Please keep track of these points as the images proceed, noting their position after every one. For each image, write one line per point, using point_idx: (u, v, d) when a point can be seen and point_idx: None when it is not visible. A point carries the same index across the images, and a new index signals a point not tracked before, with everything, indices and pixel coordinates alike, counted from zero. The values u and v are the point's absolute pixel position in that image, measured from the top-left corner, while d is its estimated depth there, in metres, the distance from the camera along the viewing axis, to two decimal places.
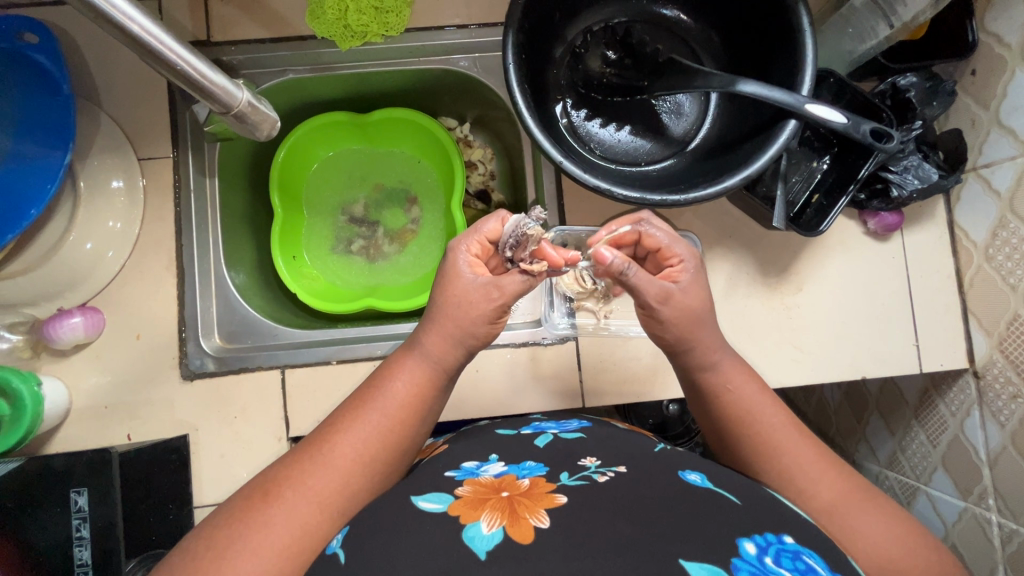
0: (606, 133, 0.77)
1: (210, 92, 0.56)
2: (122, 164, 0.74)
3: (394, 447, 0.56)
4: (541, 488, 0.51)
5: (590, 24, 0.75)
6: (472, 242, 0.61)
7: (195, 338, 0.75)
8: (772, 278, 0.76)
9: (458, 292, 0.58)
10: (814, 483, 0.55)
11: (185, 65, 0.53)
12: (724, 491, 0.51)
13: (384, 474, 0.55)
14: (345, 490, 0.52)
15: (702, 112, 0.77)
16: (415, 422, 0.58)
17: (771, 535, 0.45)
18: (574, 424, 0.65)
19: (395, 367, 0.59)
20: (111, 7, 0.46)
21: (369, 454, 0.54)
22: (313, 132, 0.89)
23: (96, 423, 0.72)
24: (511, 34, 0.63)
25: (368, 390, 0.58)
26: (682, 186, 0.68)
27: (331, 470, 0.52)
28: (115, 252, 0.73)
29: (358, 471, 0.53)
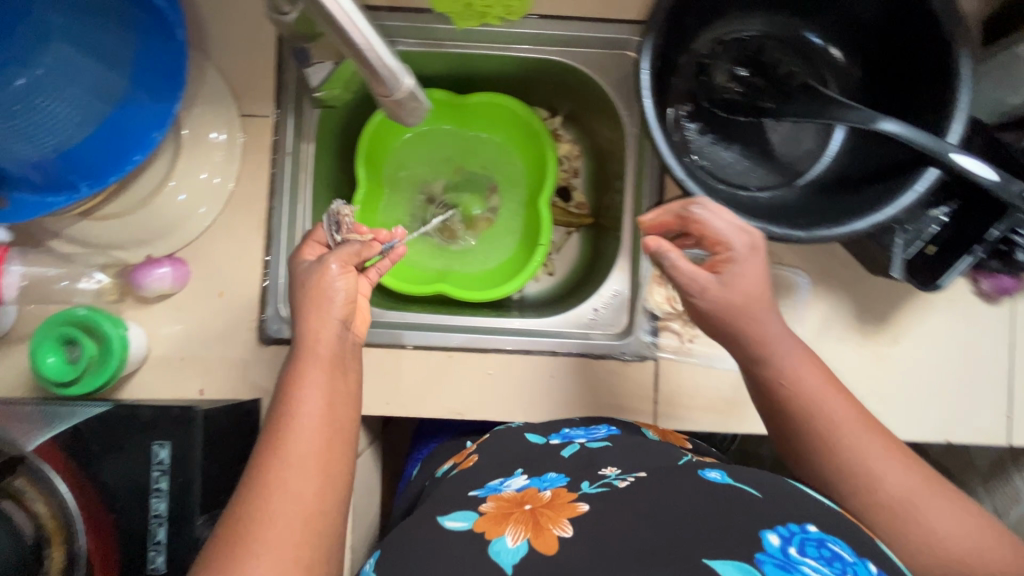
0: (718, 152, 0.74)
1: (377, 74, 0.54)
2: (224, 118, 0.73)
3: (328, 445, 0.55)
4: (562, 498, 0.51)
5: (721, 34, 0.71)
6: (307, 247, 0.67)
7: (271, 302, 0.73)
8: (869, 326, 0.73)
9: (303, 284, 0.63)
10: (862, 459, 0.55)
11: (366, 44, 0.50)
12: (744, 485, 0.48)
13: (329, 470, 0.54)
14: (300, 501, 0.52)
15: (822, 143, 0.73)
16: (332, 408, 0.57)
17: (794, 524, 0.44)
18: (602, 432, 0.65)
19: (295, 379, 0.57)
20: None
21: (309, 462, 0.53)
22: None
23: (172, 373, 0.72)
24: (650, 39, 0.60)
25: (280, 408, 0.56)
26: (797, 221, 0.64)
27: (282, 490, 0.51)
28: (207, 208, 0.72)
29: (311, 482, 0.53)
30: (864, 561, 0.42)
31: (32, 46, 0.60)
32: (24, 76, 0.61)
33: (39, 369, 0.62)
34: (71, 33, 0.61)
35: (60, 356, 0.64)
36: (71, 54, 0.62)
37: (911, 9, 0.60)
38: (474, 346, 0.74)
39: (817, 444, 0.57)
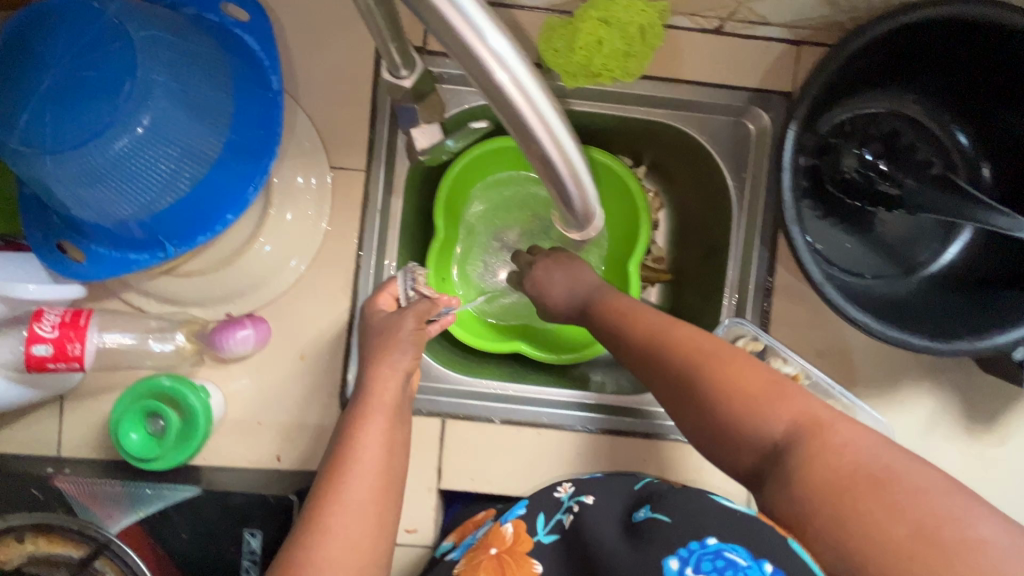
0: (833, 235, 0.70)
1: (563, 189, 0.44)
2: (314, 170, 0.69)
3: (385, 493, 0.53)
4: (521, 538, 0.52)
5: (849, 114, 0.67)
6: (379, 299, 0.66)
7: (352, 366, 0.69)
8: (977, 425, 0.70)
9: (377, 331, 0.62)
10: (732, 415, 0.48)
11: (563, 162, 0.41)
12: (718, 500, 0.47)
13: (383, 519, 0.52)
14: (356, 551, 0.49)
15: (945, 236, 0.69)
16: (390, 462, 0.55)
17: (694, 542, 0.43)
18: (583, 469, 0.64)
19: (356, 427, 0.56)
20: (520, 93, 0.35)
21: (368, 511, 0.51)
22: (492, 153, 0.83)
23: (248, 438, 0.69)
24: (792, 127, 0.57)
25: (337, 453, 0.54)
26: (929, 325, 0.61)
27: (338, 537, 0.49)
28: (298, 260, 0.69)
29: (368, 532, 0.50)
30: (760, 564, 0.40)
31: (134, 105, 0.52)
32: (125, 138, 0.52)
33: (123, 445, 0.59)
34: (173, 90, 0.54)
35: (142, 431, 0.61)
36: (175, 111, 0.54)
37: None
38: (564, 425, 0.71)
39: (726, 416, 0.48)
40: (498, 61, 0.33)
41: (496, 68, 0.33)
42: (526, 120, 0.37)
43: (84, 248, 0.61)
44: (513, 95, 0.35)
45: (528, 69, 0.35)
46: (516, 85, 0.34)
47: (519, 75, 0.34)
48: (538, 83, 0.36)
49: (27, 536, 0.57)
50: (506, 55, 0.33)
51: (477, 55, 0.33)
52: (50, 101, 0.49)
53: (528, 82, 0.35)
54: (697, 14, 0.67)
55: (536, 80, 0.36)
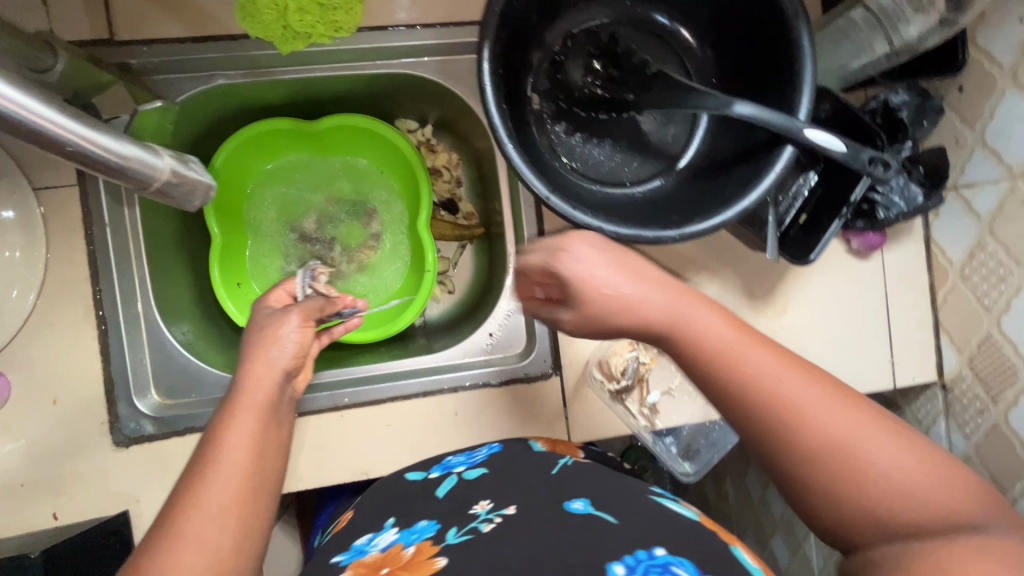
0: (589, 151, 0.70)
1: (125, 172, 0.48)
2: (14, 195, 0.61)
3: (255, 495, 0.48)
4: (423, 554, 0.47)
5: (571, 28, 0.67)
6: (273, 294, 0.65)
7: (124, 394, 0.64)
8: (758, 300, 0.74)
9: (263, 327, 0.59)
10: (816, 452, 0.41)
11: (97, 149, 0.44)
12: (604, 513, 0.48)
13: (252, 527, 0.47)
14: (215, 564, 0.43)
15: (690, 128, 0.72)
16: (259, 458, 0.50)
17: (641, 551, 0.42)
18: (481, 453, 0.63)
19: (227, 421, 0.51)
20: None
21: (229, 519, 0.46)
22: (253, 141, 0.77)
23: (13, 502, 0.62)
24: (487, 47, 0.55)
25: (202, 452, 0.49)
26: (672, 215, 0.63)
27: (191, 548, 0.43)
28: (22, 295, 0.61)
29: (226, 541, 0.45)
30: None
31: None
32: None
33: None
34: None
35: None
36: None
37: None
38: (371, 399, 0.69)
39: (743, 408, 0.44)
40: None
41: None
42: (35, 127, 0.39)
43: None
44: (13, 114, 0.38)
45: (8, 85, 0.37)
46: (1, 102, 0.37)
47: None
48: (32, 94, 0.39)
49: None
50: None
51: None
52: None
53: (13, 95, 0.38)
54: None
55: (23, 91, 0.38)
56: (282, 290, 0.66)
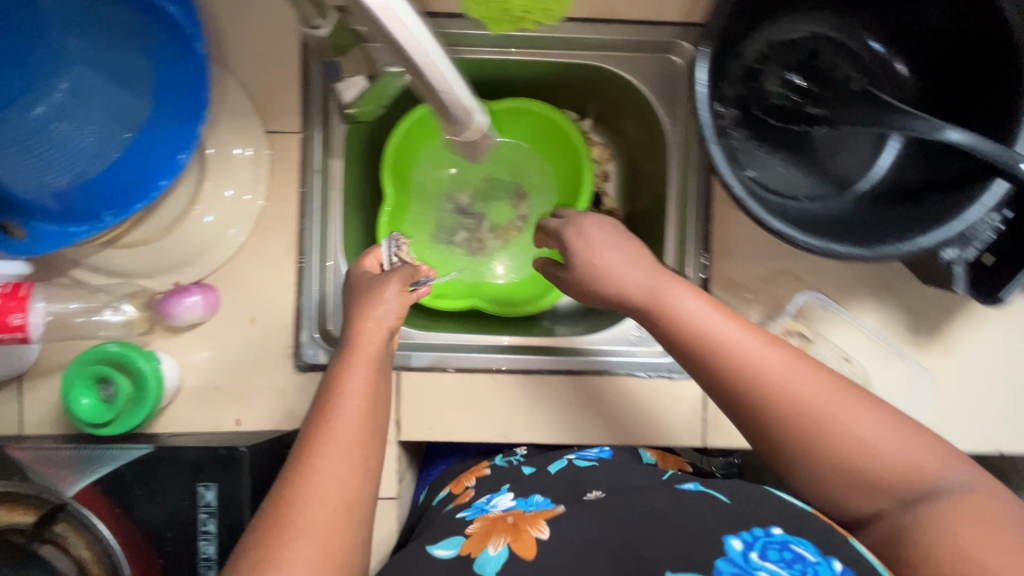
0: (769, 161, 0.70)
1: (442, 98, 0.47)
2: (249, 135, 0.69)
3: (370, 436, 0.55)
4: (538, 508, 0.56)
5: (773, 39, 0.68)
6: (368, 261, 0.68)
7: (307, 322, 0.70)
8: (921, 337, 0.71)
9: (365, 290, 0.63)
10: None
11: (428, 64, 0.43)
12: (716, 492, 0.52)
13: (368, 459, 0.54)
14: (343, 486, 0.51)
15: (876, 152, 0.70)
16: (373, 407, 0.56)
17: (759, 528, 0.47)
18: (593, 453, 0.70)
19: (343, 370, 0.57)
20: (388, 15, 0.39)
21: (352, 452, 0.53)
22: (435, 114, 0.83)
23: (206, 403, 0.70)
24: (706, 49, 0.58)
25: (325, 398, 0.56)
26: (858, 235, 0.62)
27: (326, 472, 0.51)
28: (243, 223, 0.69)
29: (351, 469, 0.52)
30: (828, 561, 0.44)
31: None
32: None
33: (73, 411, 0.60)
34: None
35: (94, 397, 0.61)
36: None
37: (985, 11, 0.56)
38: (519, 368, 0.72)
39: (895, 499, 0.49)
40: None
41: None
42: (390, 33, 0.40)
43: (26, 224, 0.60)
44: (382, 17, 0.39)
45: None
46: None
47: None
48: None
49: None
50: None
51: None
52: None
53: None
54: None
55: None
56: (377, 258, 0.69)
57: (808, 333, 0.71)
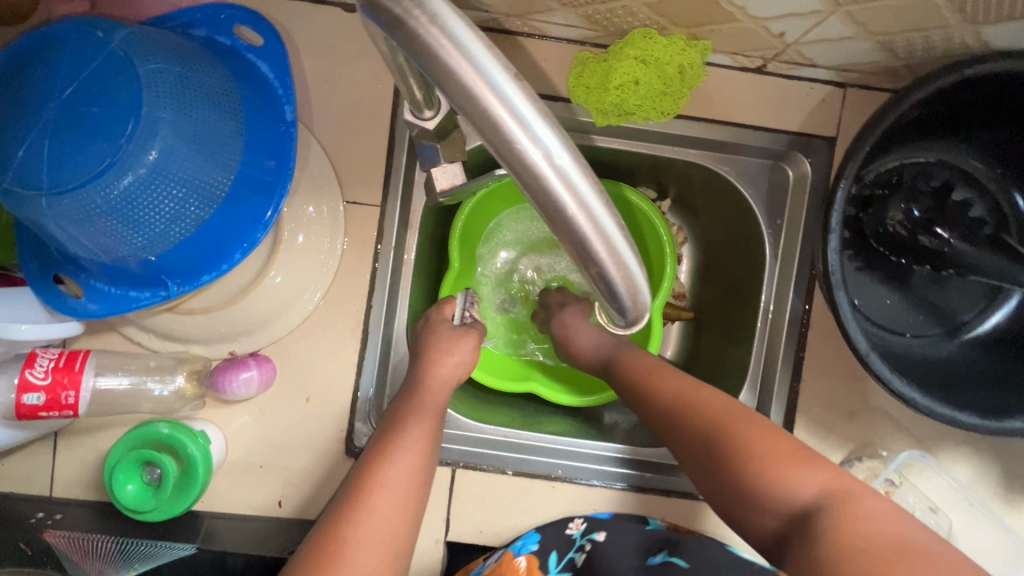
0: (873, 290, 0.66)
1: (618, 304, 0.32)
2: (326, 204, 0.65)
3: (424, 486, 0.53)
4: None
5: (899, 166, 0.63)
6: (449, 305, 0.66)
7: (362, 408, 0.66)
8: (1016, 496, 0.66)
9: (440, 337, 0.62)
10: None
11: (611, 259, 0.30)
12: None
13: (419, 507, 0.52)
14: (393, 532, 0.49)
15: (998, 295, 0.65)
16: (433, 456, 0.55)
17: None
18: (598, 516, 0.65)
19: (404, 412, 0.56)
20: (561, 180, 0.28)
21: (407, 499, 0.51)
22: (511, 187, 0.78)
23: (249, 482, 0.65)
24: (843, 187, 0.53)
25: (382, 439, 0.54)
26: (979, 398, 0.57)
27: (380, 515, 0.49)
28: (309, 295, 0.65)
29: (403, 515, 0.50)
30: None
31: (143, 142, 0.48)
32: (128, 178, 0.49)
33: (117, 498, 0.55)
34: (183, 128, 0.51)
35: (139, 482, 0.57)
36: (185, 150, 0.51)
37: None
38: (581, 479, 0.69)
39: None
40: (540, 147, 0.27)
41: (532, 150, 0.27)
42: (570, 215, 0.28)
43: (82, 282, 0.57)
44: (563, 196, 0.28)
45: (575, 158, 0.28)
46: (552, 166, 0.27)
47: (558, 155, 0.27)
48: (590, 176, 0.28)
49: None
50: (547, 142, 0.27)
51: (509, 135, 0.27)
52: (45, 142, 0.46)
53: (574, 172, 0.28)
54: (739, 53, 0.61)
55: (582, 168, 0.28)
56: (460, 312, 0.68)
57: (896, 478, 0.66)
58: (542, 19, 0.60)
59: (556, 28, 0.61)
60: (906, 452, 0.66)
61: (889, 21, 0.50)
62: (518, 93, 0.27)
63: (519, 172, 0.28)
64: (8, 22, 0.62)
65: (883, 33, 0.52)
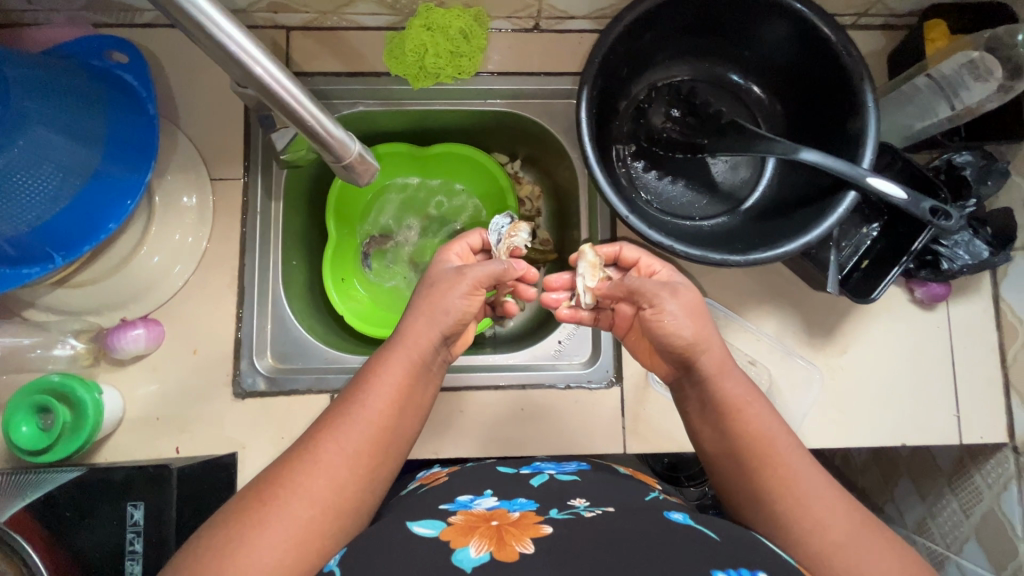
0: (662, 185, 0.79)
1: (320, 138, 0.54)
2: (196, 183, 0.77)
3: (383, 445, 0.57)
4: (529, 520, 0.52)
5: (655, 81, 0.78)
6: (458, 246, 0.72)
7: (245, 351, 0.75)
8: (817, 338, 0.77)
9: (435, 282, 0.66)
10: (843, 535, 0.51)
11: (295, 102, 0.49)
12: (705, 527, 0.50)
13: (377, 457, 0.57)
14: (339, 483, 0.54)
15: (758, 172, 0.79)
16: (397, 411, 0.59)
17: (744, 569, 0.45)
18: (572, 465, 0.66)
19: (378, 367, 0.61)
20: (276, 82, 0.47)
21: (358, 457, 0.55)
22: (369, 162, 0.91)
23: (146, 434, 0.73)
24: (586, 90, 0.67)
25: (353, 393, 0.59)
26: (739, 245, 0.69)
27: (327, 464, 0.54)
28: (184, 261, 0.75)
29: (353, 465, 0.55)
30: None
31: (11, 126, 0.60)
32: (1, 157, 0.59)
33: (12, 439, 0.63)
34: (46, 116, 0.62)
35: (33, 425, 0.65)
36: (48, 135, 0.62)
37: (816, 51, 0.67)
38: (448, 386, 0.76)
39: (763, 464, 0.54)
40: (251, 59, 0.45)
41: (253, 66, 0.45)
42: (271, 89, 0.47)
43: None
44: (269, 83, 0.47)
45: (275, 61, 0.46)
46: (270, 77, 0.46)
47: (270, 67, 0.46)
48: (285, 70, 0.47)
49: None
50: (255, 55, 0.44)
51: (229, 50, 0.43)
52: None
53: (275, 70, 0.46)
54: (513, 17, 0.78)
55: (281, 66, 0.47)
56: (566, 275, 0.75)
57: None
58: (350, 12, 0.76)
59: (364, 18, 0.77)
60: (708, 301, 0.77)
61: None
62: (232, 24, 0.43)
63: (251, 80, 0.46)
64: None
65: None
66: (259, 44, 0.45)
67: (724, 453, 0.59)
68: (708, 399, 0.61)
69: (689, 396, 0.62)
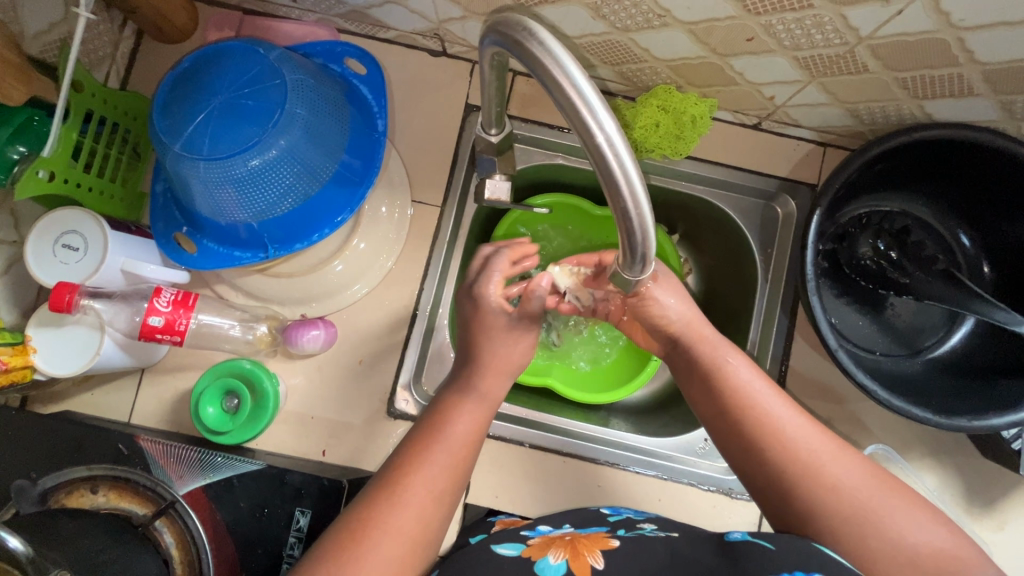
0: (847, 314, 0.77)
1: (626, 220, 0.39)
2: (397, 202, 0.79)
3: (459, 482, 0.54)
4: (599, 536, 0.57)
5: (864, 210, 0.77)
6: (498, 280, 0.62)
7: (405, 374, 0.76)
8: (975, 506, 0.74)
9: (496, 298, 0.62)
10: None
11: (625, 178, 0.37)
12: (760, 540, 0.50)
13: (455, 496, 0.53)
14: (423, 524, 0.50)
15: (949, 323, 0.77)
16: (474, 454, 0.56)
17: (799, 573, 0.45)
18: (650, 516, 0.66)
19: (457, 406, 0.57)
20: (610, 151, 0.37)
21: (442, 496, 0.52)
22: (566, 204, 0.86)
23: (299, 430, 0.75)
24: (817, 212, 0.66)
25: (427, 428, 0.55)
26: (933, 403, 0.67)
27: (413, 506, 0.50)
28: (369, 274, 0.78)
29: (436, 505, 0.51)
30: None
31: (278, 130, 0.63)
32: (259, 158, 0.63)
33: (200, 417, 0.67)
34: (306, 123, 0.66)
35: (218, 407, 0.68)
36: (303, 141, 0.65)
37: None
38: (590, 457, 0.78)
39: None
40: (595, 119, 0.36)
41: (595, 128, 0.36)
42: (604, 154, 0.36)
43: (196, 241, 0.71)
44: (607, 154, 0.37)
45: (620, 128, 0.37)
46: (609, 144, 0.36)
47: (614, 138, 0.37)
48: (628, 147, 0.37)
49: (100, 488, 0.61)
50: (600, 116, 0.36)
51: (580, 112, 0.36)
52: (212, 125, 0.62)
53: (620, 142, 0.37)
54: (739, 111, 0.78)
55: (623, 138, 0.37)
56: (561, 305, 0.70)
57: None
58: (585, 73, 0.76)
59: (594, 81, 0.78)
60: (875, 447, 0.76)
61: (853, 93, 0.65)
62: (587, 85, 0.36)
63: (586, 144, 0.37)
64: (172, 41, 0.80)
65: (851, 101, 0.68)
66: (609, 108, 0.37)
67: (726, 432, 0.57)
68: (703, 379, 0.59)
69: (711, 413, 0.58)
